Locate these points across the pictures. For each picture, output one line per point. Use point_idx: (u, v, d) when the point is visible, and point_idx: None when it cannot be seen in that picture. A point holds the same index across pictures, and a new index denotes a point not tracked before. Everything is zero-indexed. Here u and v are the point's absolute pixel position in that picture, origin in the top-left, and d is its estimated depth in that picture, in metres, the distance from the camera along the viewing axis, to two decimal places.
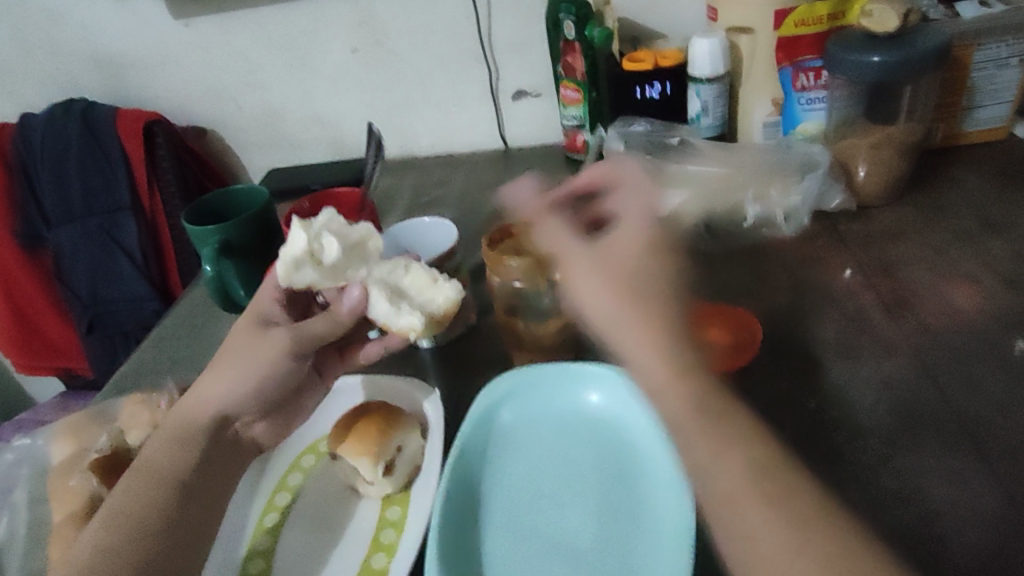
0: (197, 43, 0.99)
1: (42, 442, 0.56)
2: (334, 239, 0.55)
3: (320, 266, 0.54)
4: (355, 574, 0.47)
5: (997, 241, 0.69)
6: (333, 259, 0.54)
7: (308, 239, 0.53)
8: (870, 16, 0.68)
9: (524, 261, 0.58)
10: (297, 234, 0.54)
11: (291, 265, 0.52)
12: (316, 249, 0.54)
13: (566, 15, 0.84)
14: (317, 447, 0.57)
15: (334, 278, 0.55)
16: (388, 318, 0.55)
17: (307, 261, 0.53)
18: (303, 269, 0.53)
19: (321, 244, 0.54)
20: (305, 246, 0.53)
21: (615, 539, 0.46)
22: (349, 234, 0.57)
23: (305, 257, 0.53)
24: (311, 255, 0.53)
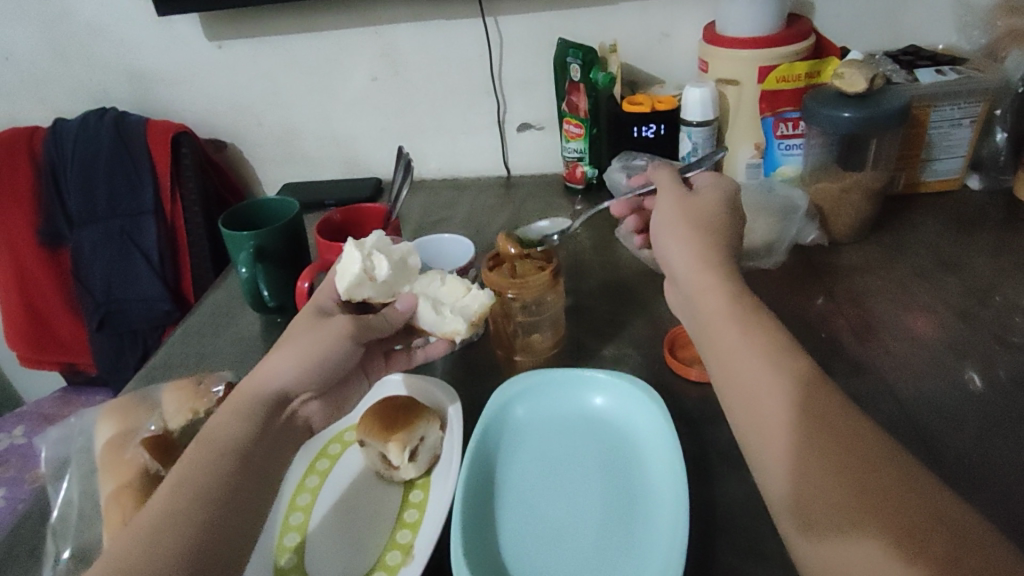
0: (227, 63, 1.06)
1: (93, 420, 0.65)
2: (383, 258, 0.65)
3: (374, 282, 0.64)
4: (383, 544, 0.55)
5: (952, 278, 0.78)
6: (385, 277, 0.64)
7: (362, 260, 0.63)
8: (841, 79, 0.78)
9: (544, 273, 0.68)
10: (352, 256, 0.63)
11: (353, 283, 0.62)
12: (370, 268, 0.64)
13: (574, 59, 0.93)
14: (342, 437, 0.67)
15: (386, 292, 0.65)
16: (433, 323, 0.65)
17: (365, 279, 0.63)
18: (361, 286, 0.63)
19: (372, 263, 0.64)
20: (360, 267, 0.63)
21: (613, 515, 0.54)
22: (392, 251, 0.66)
23: (362, 276, 0.62)
24: (367, 274, 0.63)
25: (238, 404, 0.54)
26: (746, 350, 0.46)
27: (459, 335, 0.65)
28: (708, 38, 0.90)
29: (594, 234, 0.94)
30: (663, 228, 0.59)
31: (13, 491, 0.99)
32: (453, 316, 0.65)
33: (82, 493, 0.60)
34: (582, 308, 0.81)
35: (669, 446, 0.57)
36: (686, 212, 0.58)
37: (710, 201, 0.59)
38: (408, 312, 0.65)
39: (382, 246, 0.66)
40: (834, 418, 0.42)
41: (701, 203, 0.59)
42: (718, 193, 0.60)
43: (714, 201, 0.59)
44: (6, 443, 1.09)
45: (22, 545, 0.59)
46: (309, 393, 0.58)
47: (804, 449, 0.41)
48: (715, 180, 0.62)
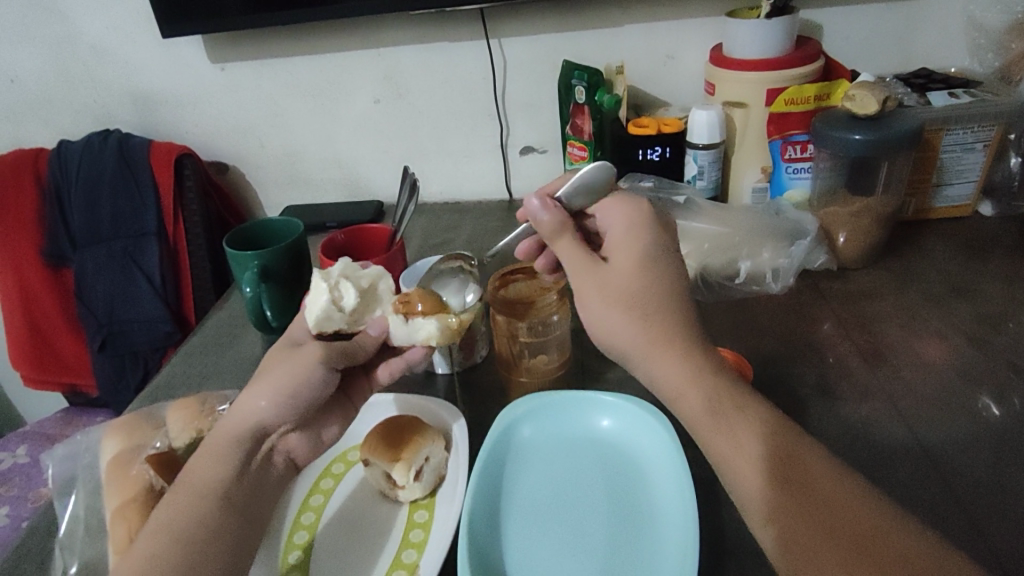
0: (230, 85, 1.06)
1: (98, 438, 0.63)
2: (349, 286, 0.63)
3: (343, 312, 0.62)
4: (387, 565, 0.53)
5: (963, 305, 0.76)
6: (352, 305, 0.62)
7: (328, 290, 0.61)
8: (853, 100, 0.78)
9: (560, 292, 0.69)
10: (318, 287, 0.61)
11: (319, 316, 0.60)
12: (337, 297, 0.62)
13: (578, 81, 0.93)
14: (345, 456, 0.64)
15: (355, 321, 0.63)
16: (408, 337, 0.62)
17: (333, 310, 0.61)
18: (330, 319, 0.61)
19: (340, 292, 0.62)
20: (328, 297, 0.60)
21: (623, 540, 0.52)
22: (360, 279, 0.65)
23: (328, 306, 0.60)
24: (334, 303, 0.61)
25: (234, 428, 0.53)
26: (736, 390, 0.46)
27: (435, 341, 0.61)
28: (713, 60, 0.90)
29: None
30: (595, 317, 0.50)
31: (16, 508, 0.97)
32: (424, 322, 0.61)
33: (88, 507, 0.58)
34: (585, 330, 0.79)
35: (678, 468, 0.55)
36: (607, 294, 0.49)
37: (624, 274, 0.49)
38: (382, 335, 0.61)
39: (349, 273, 0.64)
40: (814, 476, 0.42)
41: (617, 285, 0.49)
42: (633, 257, 0.50)
43: (629, 271, 0.49)
44: (9, 462, 1.07)
45: (29, 560, 0.58)
46: (289, 425, 0.55)
47: (784, 496, 0.41)
48: (628, 230, 0.52)
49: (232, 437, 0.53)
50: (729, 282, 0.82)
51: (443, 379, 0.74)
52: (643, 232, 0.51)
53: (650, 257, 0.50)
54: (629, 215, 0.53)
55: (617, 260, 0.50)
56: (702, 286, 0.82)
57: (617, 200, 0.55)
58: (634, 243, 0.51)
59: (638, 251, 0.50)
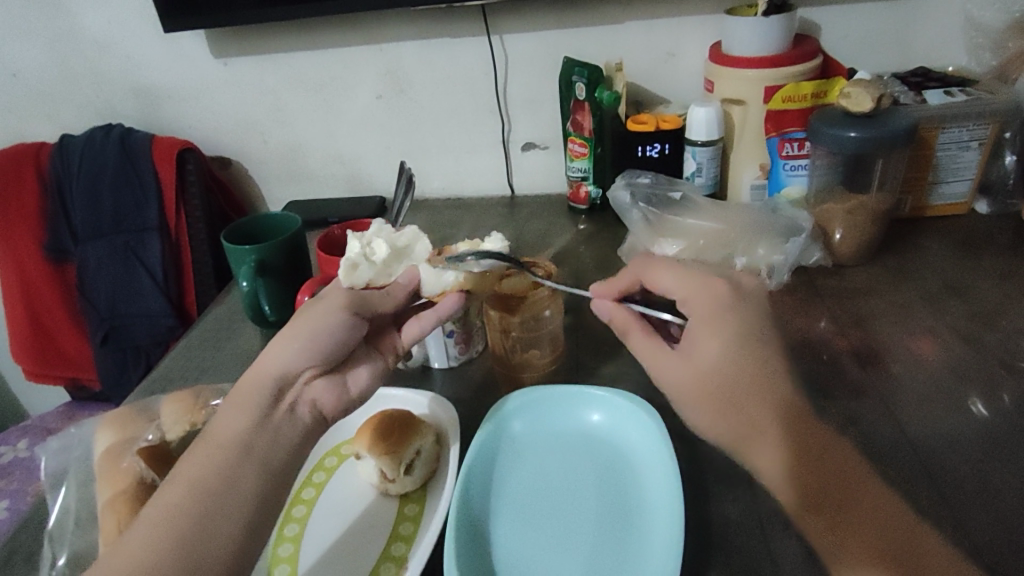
0: (233, 80, 1.07)
1: (92, 431, 0.64)
2: (382, 241, 0.65)
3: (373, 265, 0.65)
4: (376, 557, 0.54)
5: (956, 303, 0.76)
6: (382, 258, 0.65)
7: (359, 245, 0.65)
8: (849, 97, 0.78)
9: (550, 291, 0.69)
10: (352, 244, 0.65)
11: (348, 268, 0.63)
12: (368, 253, 0.65)
13: (579, 77, 0.93)
14: (339, 449, 0.65)
15: (386, 274, 0.66)
16: (438, 285, 0.65)
17: (362, 263, 0.64)
18: (359, 270, 0.64)
19: (373, 250, 0.65)
20: (356, 251, 0.64)
21: (609, 534, 0.52)
22: (396, 237, 0.67)
23: (357, 257, 0.64)
24: (364, 257, 0.65)
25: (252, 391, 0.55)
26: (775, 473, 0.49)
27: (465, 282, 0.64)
28: (712, 58, 0.90)
29: (597, 254, 0.93)
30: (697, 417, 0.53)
31: (15, 502, 0.98)
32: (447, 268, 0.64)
33: (80, 499, 0.59)
34: (581, 326, 0.79)
35: (666, 464, 0.55)
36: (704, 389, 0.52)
37: (704, 365, 0.52)
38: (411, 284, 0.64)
39: (384, 231, 0.67)
40: (845, 499, 0.48)
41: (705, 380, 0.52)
42: (716, 345, 0.53)
43: (713, 364, 0.52)
44: (9, 456, 1.08)
45: (20, 553, 0.59)
46: (312, 369, 0.57)
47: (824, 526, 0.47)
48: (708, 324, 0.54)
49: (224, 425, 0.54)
50: None
51: (439, 373, 0.74)
52: (722, 320, 0.53)
53: (732, 344, 0.53)
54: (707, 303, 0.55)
55: (699, 348, 0.53)
56: None
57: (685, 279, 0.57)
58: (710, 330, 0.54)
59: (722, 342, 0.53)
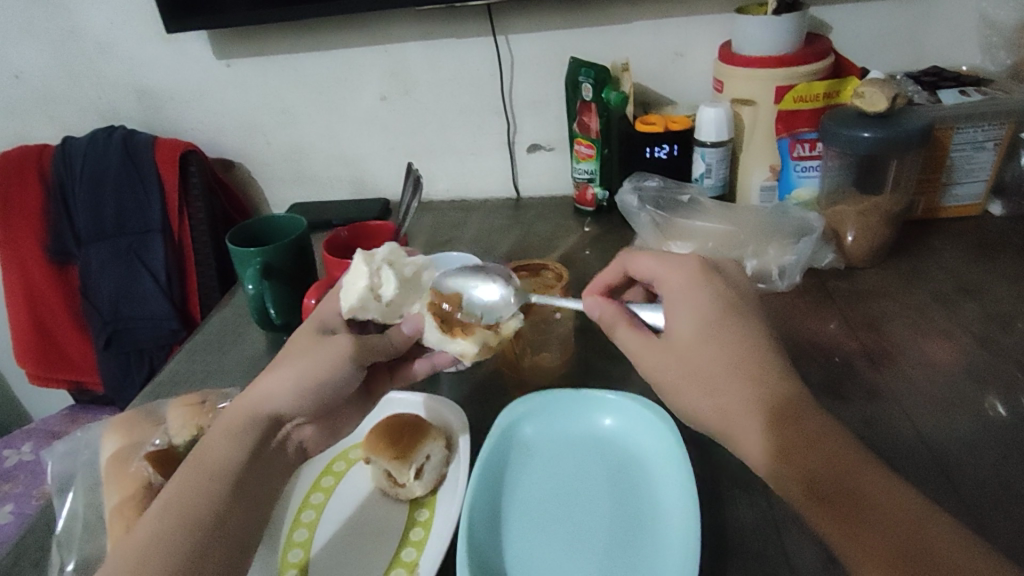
0: (237, 81, 1.06)
1: (99, 435, 0.63)
2: (392, 275, 0.62)
3: (380, 302, 0.61)
4: (387, 562, 0.53)
5: (971, 305, 0.75)
6: (391, 297, 0.62)
7: (367, 276, 0.61)
8: (862, 97, 0.76)
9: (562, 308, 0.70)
10: (359, 270, 0.61)
11: (355, 306, 0.59)
12: (377, 286, 0.61)
13: (585, 78, 0.91)
14: (347, 454, 0.64)
15: (392, 313, 0.63)
16: (439, 343, 0.60)
17: (369, 300, 0.60)
18: (365, 308, 0.60)
19: (381, 280, 0.62)
20: (366, 285, 0.60)
21: (624, 541, 0.51)
22: (404, 267, 0.64)
23: (365, 295, 0.60)
24: (373, 293, 0.61)
25: (246, 416, 0.53)
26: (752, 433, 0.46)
27: (471, 357, 0.59)
28: (722, 58, 0.89)
29: (605, 256, 0.92)
30: (679, 391, 0.51)
31: (20, 505, 0.97)
32: (453, 338, 0.59)
33: (87, 504, 0.58)
34: (590, 328, 0.78)
35: (681, 468, 0.54)
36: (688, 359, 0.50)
37: (685, 334, 0.51)
38: (416, 334, 0.60)
39: (393, 260, 0.63)
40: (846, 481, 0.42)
41: (685, 348, 0.51)
42: (694, 314, 0.52)
43: (691, 334, 0.51)
44: (13, 459, 1.07)
45: (27, 556, 0.58)
46: (302, 417, 0.56)
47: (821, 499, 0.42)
48: (689, 291, 0.53)
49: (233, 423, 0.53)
50: None
51: (447, 376, 0.73)
52: (704, 287, 0.53)
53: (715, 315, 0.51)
54: (690, 274, 0.54)
55: (676, 324, 0.52)
56: None
57: (673, 267, 0.55)
58: (688, 299, 0.52)
59: (702, 304, 0.52)
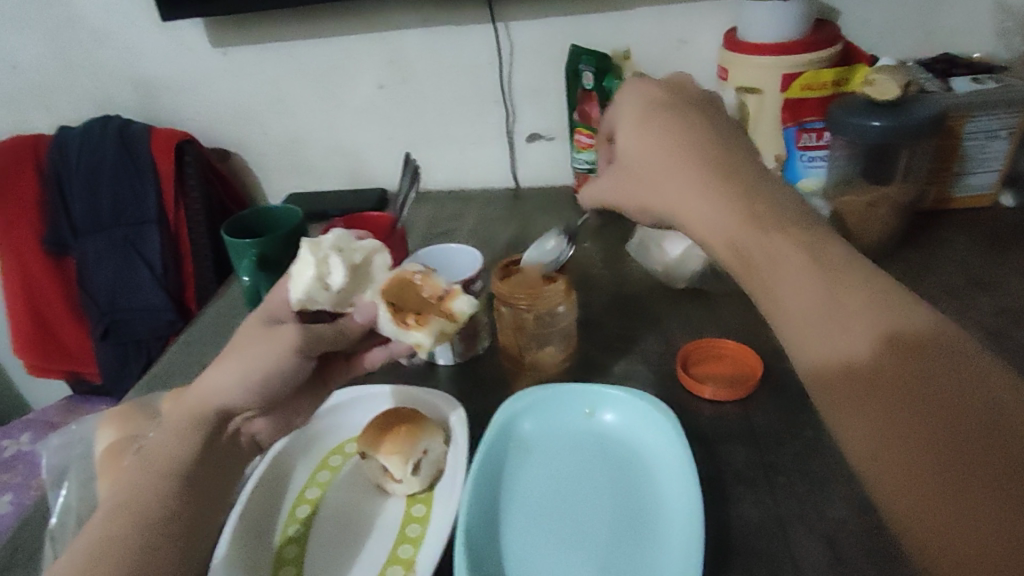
0: (232, 68, 1.04)
1: (93, 427, 0.62)
2: (340, 263, 0.59)
3: (328, 292, 0.59)
4: (383, 559, 0.52)
5: (982, 297, 0.73)
6: (340, 286, 0.59)
7: (315, 265, 0.58)
8: (872, 85, 0.74)
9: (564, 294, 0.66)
10: (305, 260, 0.58)
11: (302, 298, 0.57)
12: (324, 274, 0.58)
13: (586, 66, 0.90)
14: (343, 449, 0.63)
15: (342, 300, 0.60)
16: (394, 333, 0.58)
17: (318, 289, 0.58)
18: (315, 297, 0.58)
19: (329, 267, 0.59)
20: (314, 274, 0.57)
21: (626, 541, 0.50)
22: (354, 253, 0.61)
23: (313, 286, 0.57)
24: (321, 281, 0.58)
25: (196, 414, 0.52)
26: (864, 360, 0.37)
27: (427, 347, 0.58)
28: (727, 45, 0.86)
29: (606, 247, 0.91)
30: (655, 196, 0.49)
31: (18, 496, 0.97)
32: (408, 330, 0.58)
33: (78, 499, 0.57)
34: (591, 322, 0.77)
35: (685, 465, 0.52)
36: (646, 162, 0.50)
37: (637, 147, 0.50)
38: (367, 323, 0.59)
39: (342, 246, 0.60)
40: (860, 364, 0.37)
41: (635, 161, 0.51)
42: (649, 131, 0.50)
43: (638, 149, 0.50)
44: (12, 450, 1.06)
45: (21, 551, 0.57)
46: (253, 410, 0.54)
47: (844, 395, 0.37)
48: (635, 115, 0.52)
49: (195, 420, 0.52)
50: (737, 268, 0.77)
51: (445, 369, 0.72)
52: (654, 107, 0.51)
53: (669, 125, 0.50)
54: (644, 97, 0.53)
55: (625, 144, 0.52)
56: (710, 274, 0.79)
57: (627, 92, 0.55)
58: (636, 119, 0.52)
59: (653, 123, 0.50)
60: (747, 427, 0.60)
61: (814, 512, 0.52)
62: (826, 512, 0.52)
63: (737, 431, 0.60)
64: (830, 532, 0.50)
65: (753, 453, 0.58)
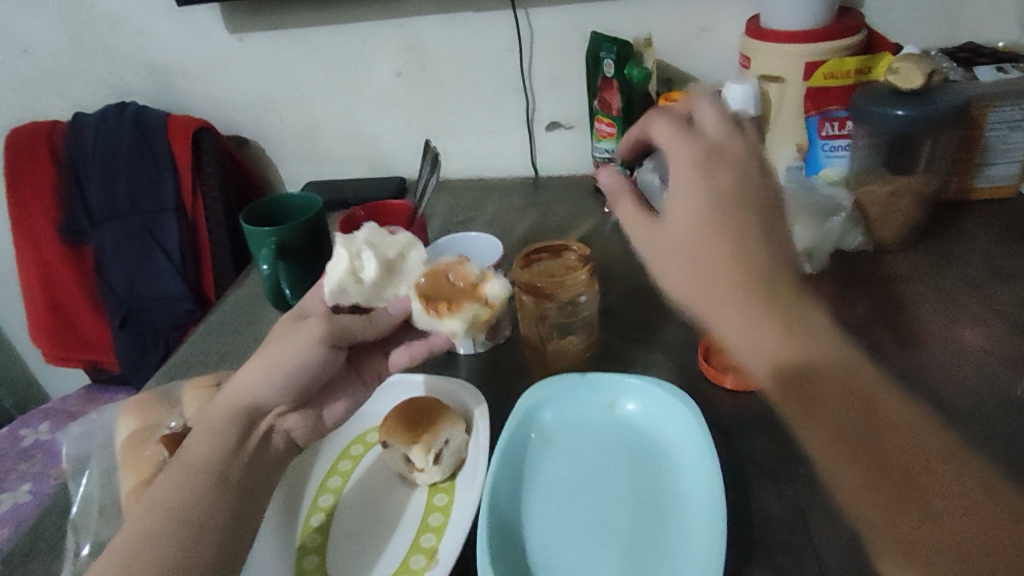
0: (249, 56, 1.04)
1: (113, 418, 0.62)
2: (372, 257, 0.60)
3: (361, 285, 0.60)
4: (406, 547, 0.52)
5: (1004, 290, 0.73)
6: (373, 279, 0.60)
7: (348, 259, 0.59)
8: (896, 74, 0.73)
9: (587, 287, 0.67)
10: (339, 255, 0.60)
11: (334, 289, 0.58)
12: (358, 269, 0.60)
13: (607, 53, 0.89)
14: (364, 438, 0.64)
15: (375, 296, 0.61)
16: (429, 322, 0.59)
17: (350, 282, 0.59)
18: (347, 290, 0.59)
19: (362, 262, 0.60)
20: (346, 266, 0.59)
21: (646, 532, 0.50)
22: (388, 248, 0.62)
23: (345, 278, 0.59)
24: (353, 275, 0.59)
25: (234, 409, 0.54)
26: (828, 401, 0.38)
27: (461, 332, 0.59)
28: (750, 33, 0.86)
29: (624, 237, 0.91)
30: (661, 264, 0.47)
31: (38, 483, 0.98)
32: (441, 318, 0.58)
33: (102, 488, 0.58)
34: (612, 311, 0.77)
35: (706, 457, 0.53)
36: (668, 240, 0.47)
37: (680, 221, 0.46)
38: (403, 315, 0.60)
39: (375, 242, 0.62)
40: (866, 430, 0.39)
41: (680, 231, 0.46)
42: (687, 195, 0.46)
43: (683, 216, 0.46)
44: (31, 438, 1.07)
45: (46, 538, 0.58)
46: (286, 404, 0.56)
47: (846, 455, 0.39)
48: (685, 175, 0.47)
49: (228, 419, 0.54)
50: None
51: (465, 359, 0.72)
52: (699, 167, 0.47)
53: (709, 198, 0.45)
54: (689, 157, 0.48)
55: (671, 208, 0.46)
56: None
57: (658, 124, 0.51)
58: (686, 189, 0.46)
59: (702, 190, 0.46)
60: (768, 420, 0.60)
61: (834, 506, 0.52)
62: None
63: (757, 423, 0.60)
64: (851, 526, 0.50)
65: (773, 445, 0.58)
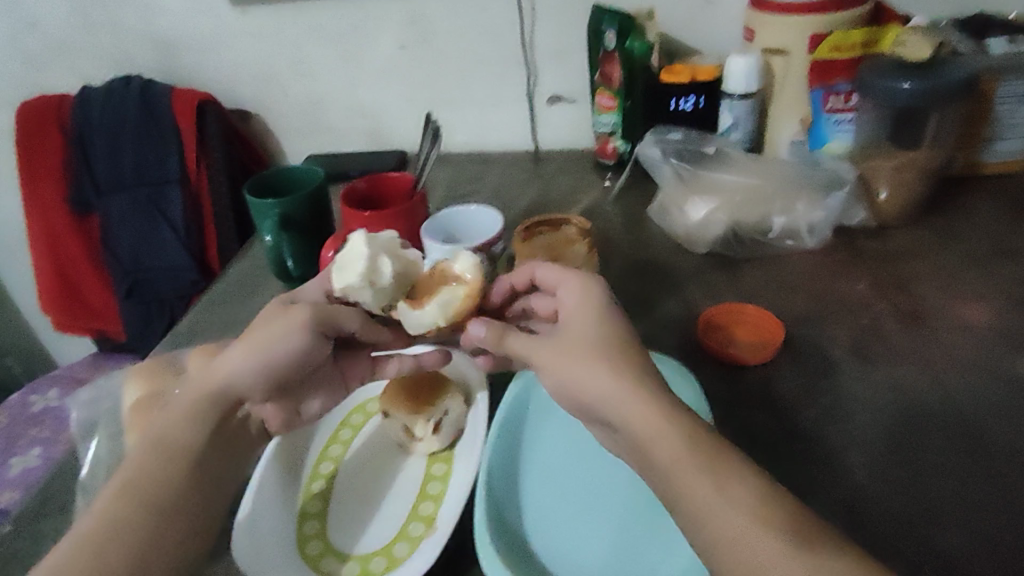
0: (251, 28, 1.03)
1: (121, 384, 0.64)
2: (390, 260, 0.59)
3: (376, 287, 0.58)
4: (405, 514, 0.53)
5: (1006, 267, 0.73)
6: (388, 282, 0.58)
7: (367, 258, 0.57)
8: (905, 46, 0.75)
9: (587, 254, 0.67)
10: (357, 254, 0.58)
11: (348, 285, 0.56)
12: (375, 271, 0.58)
13: (608, 26, 0.87)
14: (365, 407, 0.64)
15: (383, 299, 0.59)
16: (413, 317, 0.58)
17: (366, 282, 0.57)
18: (360, 290, 0.57)
19: (379, 267, 0.58)
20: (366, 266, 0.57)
21: (641, 504, 0.51)
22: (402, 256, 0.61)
23: (364, 277, 0.56)
24: (369, 277, 0.57)
25: (212, 391, 0.53)
26: (740, 525, 0.38)
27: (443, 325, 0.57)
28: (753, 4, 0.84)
29: (627, 212, 0.90)
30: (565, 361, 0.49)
31: (48, 449, 1.01)
32: (420, 308, 0.57)
33: (108, 452, 0.59)
34: (613, 285, 0.77)
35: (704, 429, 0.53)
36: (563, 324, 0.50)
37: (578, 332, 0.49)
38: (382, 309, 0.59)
39: (392, 248, 0.60)
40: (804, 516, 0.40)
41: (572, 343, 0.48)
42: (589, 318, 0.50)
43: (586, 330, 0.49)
44: (41, 405, 1.09)
45: (54, 500, 0.59)
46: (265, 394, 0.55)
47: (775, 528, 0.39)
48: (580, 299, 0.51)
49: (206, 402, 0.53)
50: (762, 238, 0.78)
51: None
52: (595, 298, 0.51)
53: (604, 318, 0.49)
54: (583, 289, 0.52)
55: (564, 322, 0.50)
56: (734, 240, 0.79)
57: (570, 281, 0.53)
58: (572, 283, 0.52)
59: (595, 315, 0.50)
60: (766, 395, 0.60)
61: (828, 479, 0.53)
62: (840, 480, 0.53)
63: (754, 397, 0.60)
64: (844, 500, 0.51)
65: (770, 419, 0.58)
